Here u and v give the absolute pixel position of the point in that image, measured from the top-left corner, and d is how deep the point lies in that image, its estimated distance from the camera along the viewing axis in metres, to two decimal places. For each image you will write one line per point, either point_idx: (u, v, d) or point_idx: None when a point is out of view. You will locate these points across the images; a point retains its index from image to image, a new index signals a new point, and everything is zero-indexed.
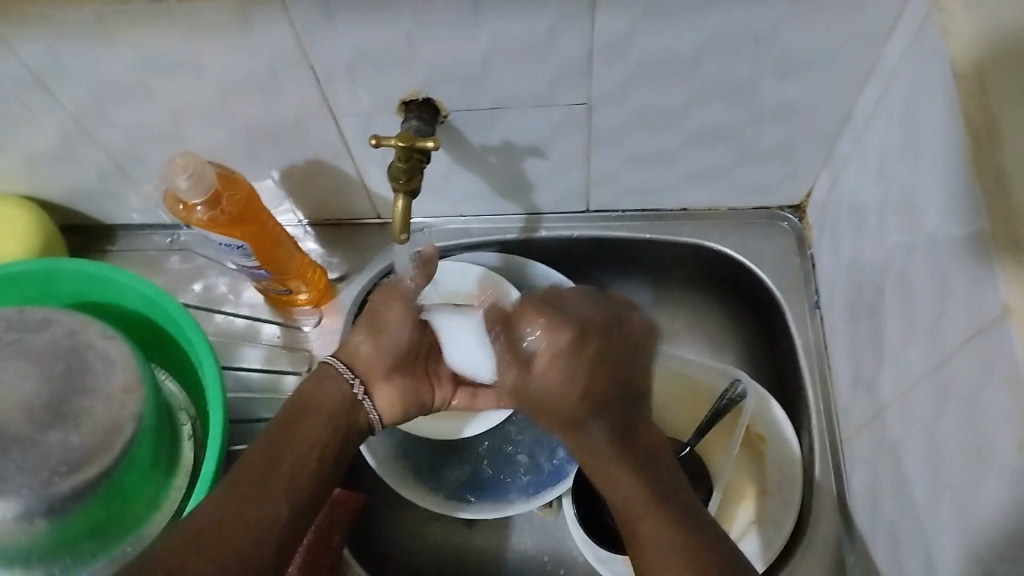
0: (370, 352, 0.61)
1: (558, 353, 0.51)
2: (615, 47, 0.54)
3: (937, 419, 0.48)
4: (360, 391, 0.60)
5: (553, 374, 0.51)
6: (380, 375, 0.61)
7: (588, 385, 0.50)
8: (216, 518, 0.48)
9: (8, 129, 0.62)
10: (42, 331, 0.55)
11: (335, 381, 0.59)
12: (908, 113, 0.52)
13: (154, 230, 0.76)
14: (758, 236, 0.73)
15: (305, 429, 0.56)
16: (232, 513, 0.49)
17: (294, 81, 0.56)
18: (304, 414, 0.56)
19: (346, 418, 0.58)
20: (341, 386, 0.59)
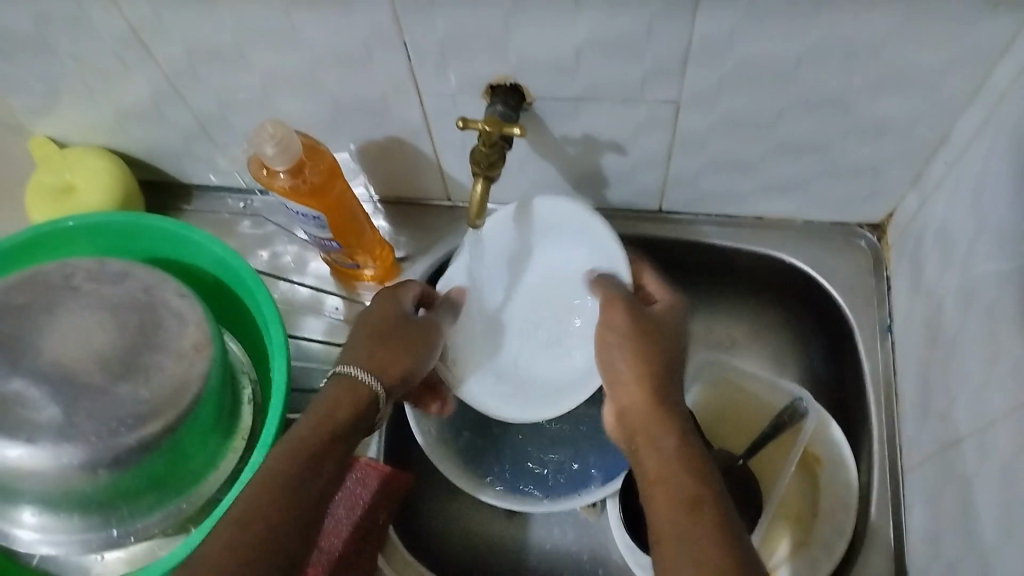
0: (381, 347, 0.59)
1: (643, 332, 0.56)
2: (713, 47, 0.53)
3: (1017, 455, 0.46)
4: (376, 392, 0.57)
5: (632, 352, 0.55)
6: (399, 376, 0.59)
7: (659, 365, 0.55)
8: (260, 500, 0.48)
9: (101, 82, 0.63)
10: (119, 284, 0.56)
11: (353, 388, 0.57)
12: (1013, 140, 0.50)
13: (227, 193, 0.77)
14: (834, 253, 0.72)
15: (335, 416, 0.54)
16: (271, 497, 0.48)
17: (384, 57, 0.56)
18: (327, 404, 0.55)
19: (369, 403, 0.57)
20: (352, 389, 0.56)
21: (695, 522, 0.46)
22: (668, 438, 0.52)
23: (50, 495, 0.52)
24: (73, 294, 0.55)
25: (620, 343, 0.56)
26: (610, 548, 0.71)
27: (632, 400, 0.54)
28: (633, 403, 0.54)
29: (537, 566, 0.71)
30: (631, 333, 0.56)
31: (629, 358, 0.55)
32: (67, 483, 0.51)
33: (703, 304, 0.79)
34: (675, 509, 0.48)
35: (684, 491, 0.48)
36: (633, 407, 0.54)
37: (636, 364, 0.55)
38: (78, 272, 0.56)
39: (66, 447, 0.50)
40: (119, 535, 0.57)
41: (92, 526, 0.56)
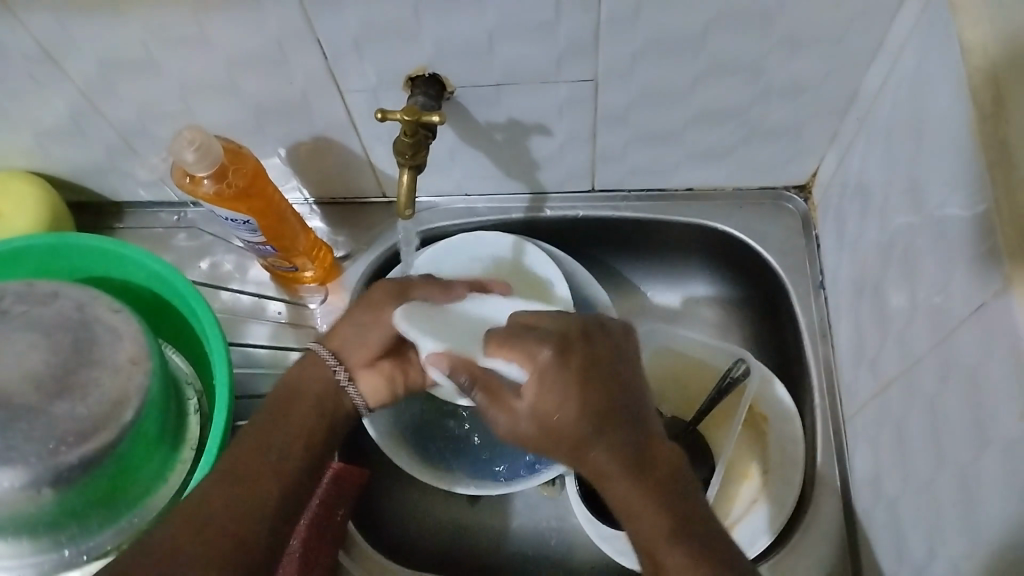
0: (361, 346, 0.60)
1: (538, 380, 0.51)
2: (622, 22, 0.53)
3: (938, 391, 0.48)
4: (343, 378, 0.60)
5: (550, 393, 0.50)
6: (368, 363, 0.61)
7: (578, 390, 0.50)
8: (217, 494, 0.49)
9: (17, 103, 0.62)
10: (49, 303, 0.55)
11: (322, 368, 0.59)
12: (915, 90, 0.52)
13: (160, 207, 0.77)
14: (763, 217, 0.73)
15: (289, 420, 0.56)
16: (193, 536, 0.47)
17: (300, 56, 0.56)
18: (290, 400, 0.57)
19: (331, 406, 0.58)
20: (324, 372, 0.59)
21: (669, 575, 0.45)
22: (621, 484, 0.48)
23: None
24: (2, 318, 0.54)
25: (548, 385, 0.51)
26: (571, 524, 0.72)
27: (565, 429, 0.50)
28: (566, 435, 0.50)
29: (501, 549, 0.72)
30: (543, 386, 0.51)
31: (553, 395, 0.50)
32: (12, 505, 0.51)
33: (643, 279, 0.80)
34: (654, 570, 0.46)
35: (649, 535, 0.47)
36: (569, 439, 0.50)
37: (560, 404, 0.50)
38: (7, 295, 0.55)
39: (7, 470, 0.49)
40: (71, 556, 0.57)
41: (43, 548, 0.55)
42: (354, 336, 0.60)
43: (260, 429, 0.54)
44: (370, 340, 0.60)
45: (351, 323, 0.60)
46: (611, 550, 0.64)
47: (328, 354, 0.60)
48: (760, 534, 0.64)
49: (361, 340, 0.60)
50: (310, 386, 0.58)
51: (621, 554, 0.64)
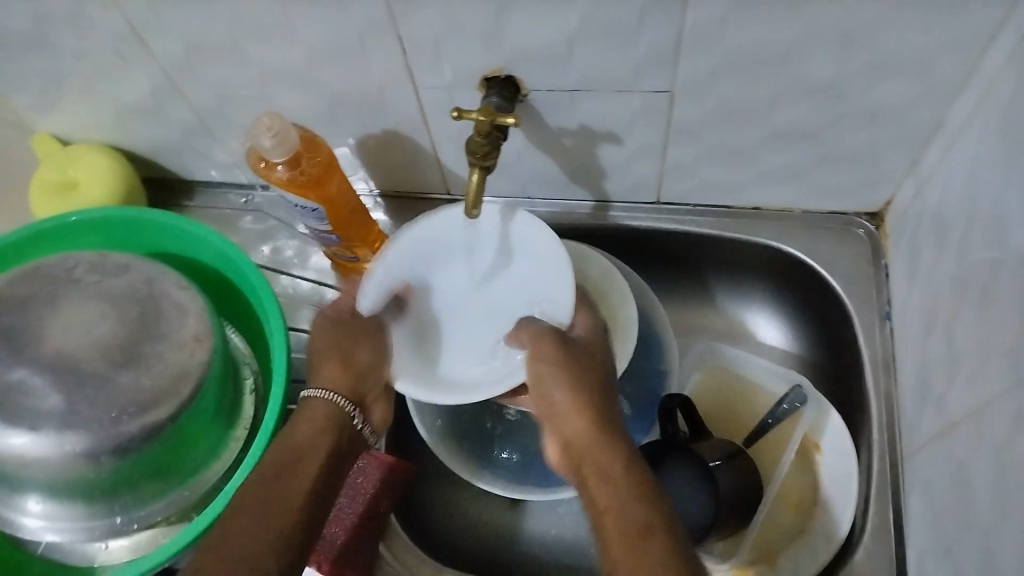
0: (364, 381, 0.61)
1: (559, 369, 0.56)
2: (706, 36, 0.53)
3: (1009, 436, 0.47)
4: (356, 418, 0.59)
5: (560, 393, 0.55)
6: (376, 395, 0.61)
7: (585, 387, 0.55)
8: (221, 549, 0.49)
9: (103, 79, 0.64)
10: (121, 275, 0.57)
11: (328, 413, 0.58)
12: (1004, 125, 0.50)
13: (229, 189, 0.78)
14: (831, 242, 0.72)
15: (299, 478, 0.53)
16: None
17: (380, 50, 0.57)
18: (292, 461, 0.54)
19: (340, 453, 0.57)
20: (333, 413, 0.58)
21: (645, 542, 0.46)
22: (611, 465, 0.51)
23: (54, 482, 0.53)
24: (75, 286, 0.55)
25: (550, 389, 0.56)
26: None
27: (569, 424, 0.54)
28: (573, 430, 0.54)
29: (539, 556, 0.72)
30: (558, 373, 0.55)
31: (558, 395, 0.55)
32: (72, 468, 0.52)
33: (701, 294, 0.80)
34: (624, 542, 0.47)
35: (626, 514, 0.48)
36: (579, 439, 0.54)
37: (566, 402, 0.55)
38: (80, 265, 0.57)
39: (70, 435, 0.51)
40: (122, 523, 0.58)
41: (96, 513, 0.57)
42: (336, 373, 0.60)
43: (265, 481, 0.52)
44: (361, 372, 0.60)
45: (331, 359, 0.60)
46: None
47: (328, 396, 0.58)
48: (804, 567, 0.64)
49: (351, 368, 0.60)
50: (304, 431, 0.56)
51: None
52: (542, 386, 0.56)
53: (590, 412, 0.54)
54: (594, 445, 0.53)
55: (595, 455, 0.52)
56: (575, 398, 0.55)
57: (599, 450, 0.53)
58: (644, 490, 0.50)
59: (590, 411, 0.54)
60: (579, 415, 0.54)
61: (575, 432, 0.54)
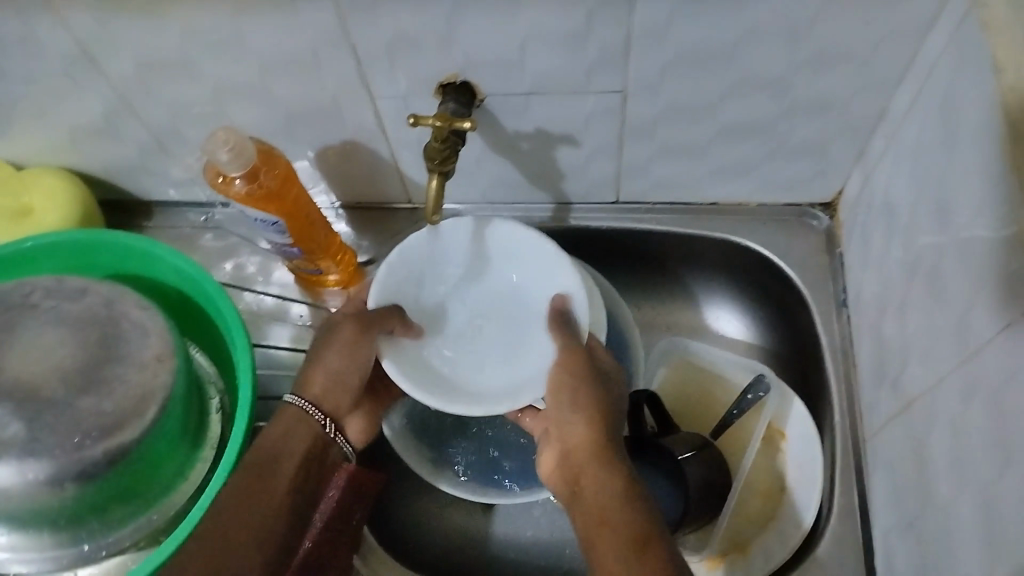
0: (343, 392, 0.60)
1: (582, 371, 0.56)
2: (653, 35, 0.54)
3: (963, 412, 0.48)
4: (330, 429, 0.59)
5: (576, 395, 0.55)
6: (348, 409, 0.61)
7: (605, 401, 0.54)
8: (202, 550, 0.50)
9: (53, 101, 0.63)
10: (78, 298, 0.56)
11: (305, 422, 0.59)
12: (944, 111, 0.52)
13: (188, 208, 0.78)
14: (788, 234, 0.73)
15: (282, 466, 0.56)
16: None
17: (333, 61, 0.57)
18: (270, 464, 0.55)
19: (317, 459, 0.59)
20: (310, 425, 0.59)
21: (642, 551, 0.46)
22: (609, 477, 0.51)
23: (18, 512, 0.52)
24: (31, 312, 0.55)
25: (568, 385, 0.55)
26: None
27: (574, 429, 0.54)
28: (576, 435, 0.53)
29: (516, 559, 0.72)
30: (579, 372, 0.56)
31: (572, 394, 0.55)
32: (35, 497, 0.51)
33: (663, 292, 0.81)
34: (619, 548, 0.46)
35: (623, 526, 0.48)
36: (575, 441, 0.53)
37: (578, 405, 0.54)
38: (36, 290, 0.56)
39: (31, 463, 0.50)
40: (90, 550, 0.57)
41: (63, 542, 0.56)
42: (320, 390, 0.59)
43: (249, 478, 0.54)
44: (341, 383, 0.59)
45: (320, 369, 0.59)
46: None
47: (308, 405, 0.59)
48: (775, 555, 0.65)
49: (340, 383, 0.59)
50: (294, 447, 0.58)
51: None
52: (556, 397, 0.55)
53: (595, 426, 0.53)
54: (598, 455, 0.52)
55: (597, 464, 0.52)
56: (584, 411, 0.54)
57: (594, 461, 0.52)
58: (635, 502, 0.49)
59: (597, 418, 0.53)
60: (586, 425, 0.53)
61: (583, 431, 0.53)
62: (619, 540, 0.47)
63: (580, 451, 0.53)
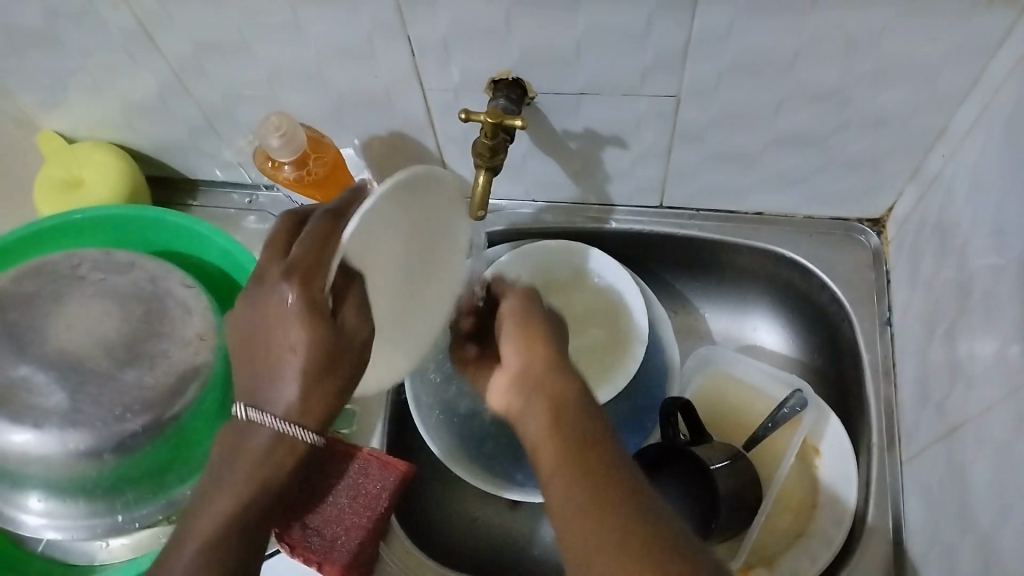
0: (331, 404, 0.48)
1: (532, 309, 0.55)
2: (713, 40, 0.53)
3: (1011, 441, 0.47)
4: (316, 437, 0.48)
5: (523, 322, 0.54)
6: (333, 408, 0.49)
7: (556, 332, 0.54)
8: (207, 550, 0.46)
9: (109, 76, 0.64)
10: (125, 273, 0.57)
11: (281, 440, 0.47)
12: (1008, 133, 0.51)
13: (233, 189, 0.78)
14: (833, 248, 0.72)
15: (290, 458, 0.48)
16: None
17: (388, 50, 0.57)
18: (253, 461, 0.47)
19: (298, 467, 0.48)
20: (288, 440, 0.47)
21: (589, 455, 0.44)
22: (562, 387, 0.49)
23: (58, 478, 0.53)
24: (79, 283, 0.55)
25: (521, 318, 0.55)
26: None
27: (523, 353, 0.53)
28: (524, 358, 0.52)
29: (540, 556, 0.72)
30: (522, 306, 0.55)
31: (520, 320, 0.55)
32: (74, 466, 0.52)
33: (700, 299, 0.80)
34: (564, 456, 0.44)
35: (573, 432, 0.45)
36: (525, 362, 0.52)
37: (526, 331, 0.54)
38: (85, 262, 0.57)
39: (73, 432, 0.51)
40: (123, 521, 0.57)
41: (98, 511, 0.56)
42: (301, 397, 0.47)
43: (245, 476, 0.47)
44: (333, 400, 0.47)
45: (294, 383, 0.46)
46: None
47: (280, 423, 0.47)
48: (817, 560, 0.63)
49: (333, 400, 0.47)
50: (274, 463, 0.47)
51: None
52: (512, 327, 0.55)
53: (552, 356, 0.52)
54: (551, 377, 0.50)
55: (552, 384, 0.49)
56: (535, 345, 0.53)
57: (543, 371, 0.51)
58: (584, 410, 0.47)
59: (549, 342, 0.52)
60: (540, 355, 0.52)
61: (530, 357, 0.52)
62: (564, 446, 0.45)
63: (534, 373, 0.51)
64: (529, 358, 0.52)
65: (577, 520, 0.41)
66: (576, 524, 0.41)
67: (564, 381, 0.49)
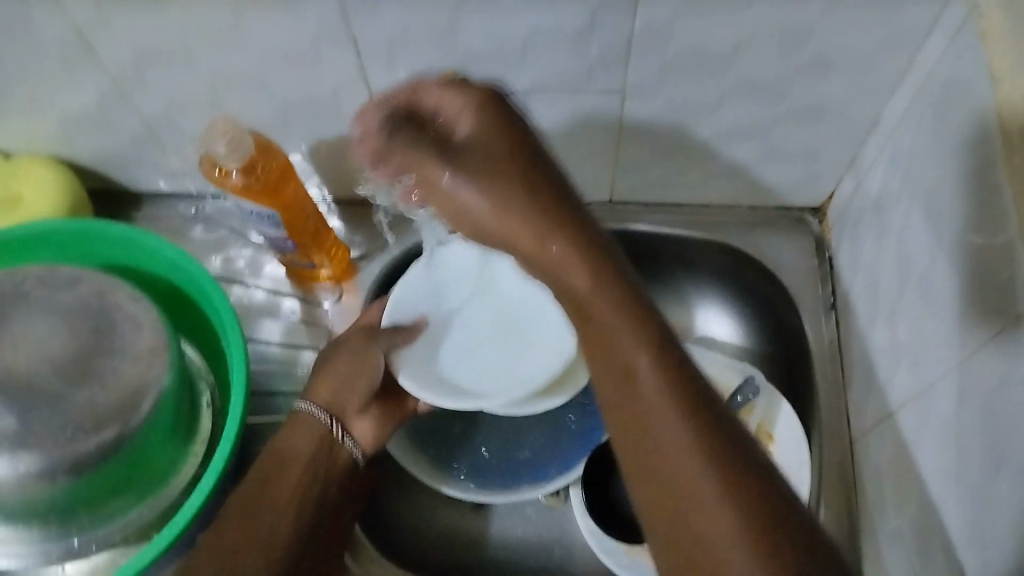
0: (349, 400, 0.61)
1: (468, 168, 0.45)
2: (654, 37, 0.54)
3: (954, 414, 0.49)
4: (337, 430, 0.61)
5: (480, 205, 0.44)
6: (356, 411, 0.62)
7: (528, 196, 0.44)
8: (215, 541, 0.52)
9: (43, 88, 0.62)
10: (70, 289, 0.56)
11: (310, 426, 0.60)
12: (938, 119, 0.53)
13: (178, 200, 0.77)
14: (777, 237, 0.74)
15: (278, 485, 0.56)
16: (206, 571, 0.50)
17: (334, 55, 0.57)
18: (274, 471, 0.57)
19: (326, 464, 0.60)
20: (317, 431, 0.60)
21: (658, 401, 0.40)
22: (591, 287, 0.43)
23: (6, 504, 0.52)
24: (25, 303, 0.54)
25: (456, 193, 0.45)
26: (574, 533, 0.72)
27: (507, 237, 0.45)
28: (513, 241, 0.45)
29: (507, 555, 0.72)
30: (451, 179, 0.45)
31: (466, 200, 0.45)
32: (22, 492, 0.50)
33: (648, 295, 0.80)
34: (628, 396, 0.41)
35: (627, 364, 0.41)
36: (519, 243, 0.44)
37: (496, 206, 0.44)
38: (28, 279, 0.56)
39: (23, 455, 0.49)
40: (79, 545, 0.56)
41: (52, 535, 0.55)
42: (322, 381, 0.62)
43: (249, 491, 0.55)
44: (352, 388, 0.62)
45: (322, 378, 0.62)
46: (609, 562, 0.63)
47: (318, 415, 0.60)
48: None
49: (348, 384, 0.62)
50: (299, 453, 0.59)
51: (622, 568, 0.62)
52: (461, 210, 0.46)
53: (550, 232, 0.44)
54: (575, 240, 0.44)
55: (576, 253, 0.44)
56: (519, 216, 0.44)
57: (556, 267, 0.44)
58: (624, 320, 0.42)
59: (533, 216, 0.44)
60: (534, 237, 0.44)
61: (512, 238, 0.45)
62: (627, 384, 0.41)
63: (543, 262, 0.44)
64: (519, 241, 0.44)
65: (654, 435, 0.39)
66: (655, 440, 0.39)
67: (584, 270, 0.43)
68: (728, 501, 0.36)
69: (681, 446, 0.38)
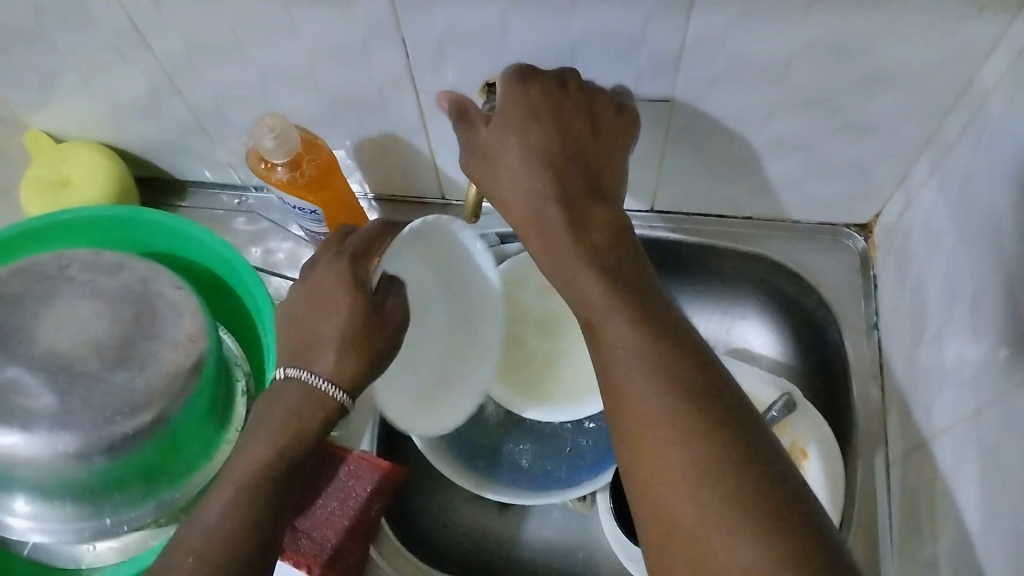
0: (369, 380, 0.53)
1: (510, 142, 0.50)
2: (705, 46, 0.54)
3: (997, 443, 0.48)
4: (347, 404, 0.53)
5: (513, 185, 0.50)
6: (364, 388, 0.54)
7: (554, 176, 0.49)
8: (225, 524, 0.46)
9: (97, 75, 0.63)
10: (114, 274, 0.56)
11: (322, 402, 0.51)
12: (995, 140, 0.51)
13: (222, 189, 0.78)
14: (821, 253, 0.73)
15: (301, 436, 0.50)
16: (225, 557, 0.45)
17: (383, 52, 0.57)
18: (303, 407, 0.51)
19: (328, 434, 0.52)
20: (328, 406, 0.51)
21: (650, 377, 0.42)
22: (591, 269, 0.47)
23: (43, 481, 0.52)
24: (68, 285, 0.55)
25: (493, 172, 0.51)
26: (599, 540, 0.72)
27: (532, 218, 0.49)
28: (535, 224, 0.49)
29: (530, 559, 0.72)
30: (496, 162, 0.51)
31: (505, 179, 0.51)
32: (61, 469, 0.51)
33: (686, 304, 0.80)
34: (623, 367, 0.43)
35: (623, 338, 0.44)
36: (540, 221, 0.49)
37: (526, 183, 0.50)
38: (74, 263, 0.56)
39: (62, 434, 0.50)
40: (111, 524, 0.57)
41: (85, 514, 0.56)
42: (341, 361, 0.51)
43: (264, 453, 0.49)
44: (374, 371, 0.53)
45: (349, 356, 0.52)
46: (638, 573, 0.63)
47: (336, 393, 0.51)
48: None
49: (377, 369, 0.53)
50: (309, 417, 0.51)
51: None
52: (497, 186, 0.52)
53: (572, 212, 0.48)
54: (583, 248, 0.48)
55: (578, 255, 0.47)
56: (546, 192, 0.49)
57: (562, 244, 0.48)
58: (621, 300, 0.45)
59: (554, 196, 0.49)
60: (552, 215, 0.49)
61: (535, 215, 0.49)
62: (620, 355, 0.43)
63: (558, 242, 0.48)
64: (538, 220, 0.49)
65: (644, 416, 0.41)
66: (652, 436, 0.40)
67: (593, 256, 0.47)
68: (729, 507, 0.37)
69: (670, 420, 0.40)
